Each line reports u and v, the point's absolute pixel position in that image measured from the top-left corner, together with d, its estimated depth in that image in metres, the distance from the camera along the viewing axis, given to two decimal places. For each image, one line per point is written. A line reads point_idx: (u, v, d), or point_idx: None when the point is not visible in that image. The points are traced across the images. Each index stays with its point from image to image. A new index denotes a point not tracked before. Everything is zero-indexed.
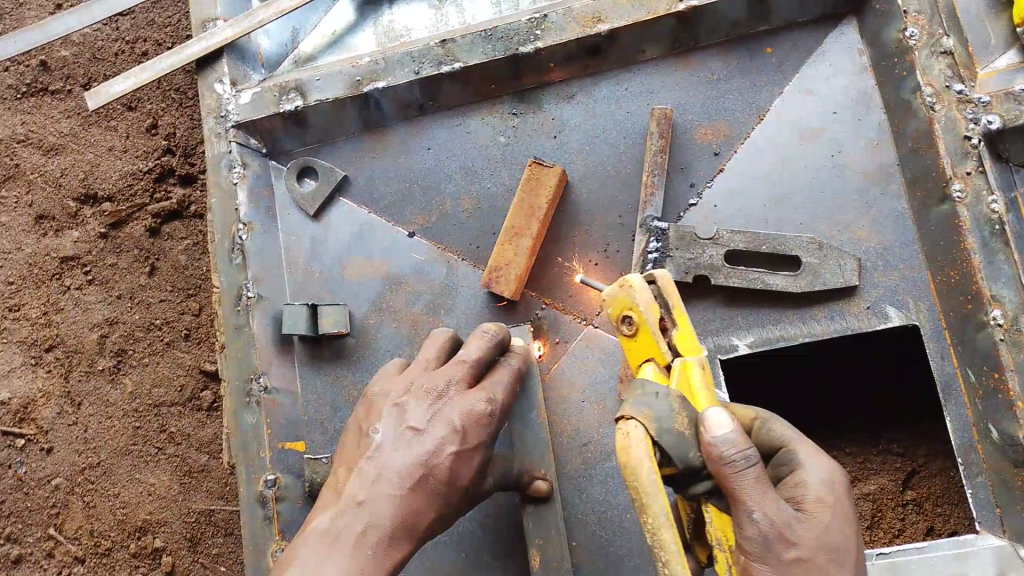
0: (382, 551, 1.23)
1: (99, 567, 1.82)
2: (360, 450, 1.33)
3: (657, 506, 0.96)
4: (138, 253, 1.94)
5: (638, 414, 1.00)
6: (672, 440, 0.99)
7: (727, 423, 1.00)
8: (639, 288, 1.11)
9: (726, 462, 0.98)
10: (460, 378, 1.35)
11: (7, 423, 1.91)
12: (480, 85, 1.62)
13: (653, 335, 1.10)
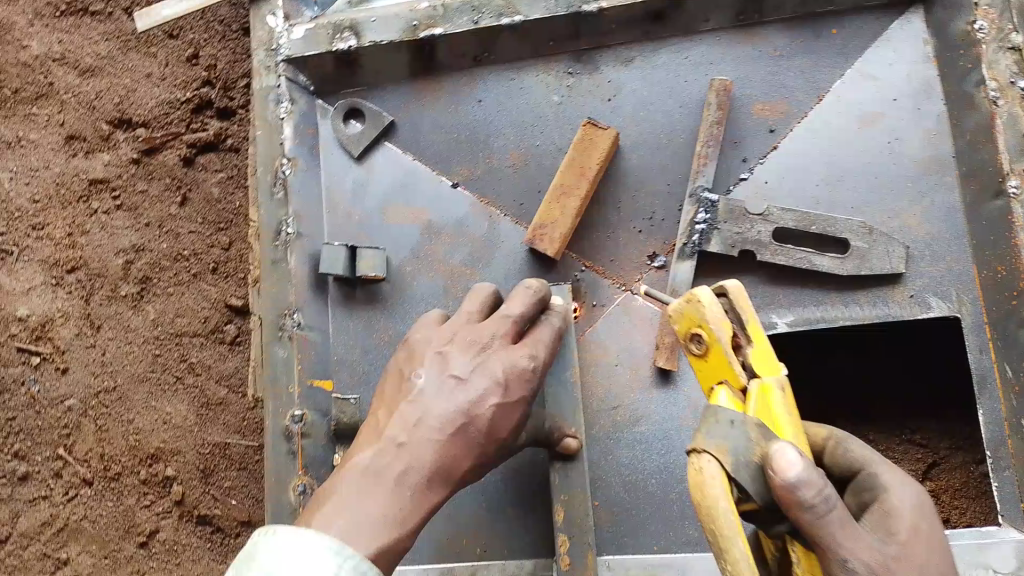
0: (419, 494, 1.21)
1: (107, 491, 1.80)
2: (401, 392, 1.31)
3: (738, 551, 0.91)
4: (170, 183, 1.91)
5: (712, 447, 0.96)
6: (749, 475, 0.94)
7: (799, 459, 0.89)
8: (706, 303, 1.08)
9: (805, 506, 0.89)
10: (505, 333, 1.34)
11: (24, 339, 1.89)
12: (538, 41, 1.60)
13: (724, 357, 1.08)
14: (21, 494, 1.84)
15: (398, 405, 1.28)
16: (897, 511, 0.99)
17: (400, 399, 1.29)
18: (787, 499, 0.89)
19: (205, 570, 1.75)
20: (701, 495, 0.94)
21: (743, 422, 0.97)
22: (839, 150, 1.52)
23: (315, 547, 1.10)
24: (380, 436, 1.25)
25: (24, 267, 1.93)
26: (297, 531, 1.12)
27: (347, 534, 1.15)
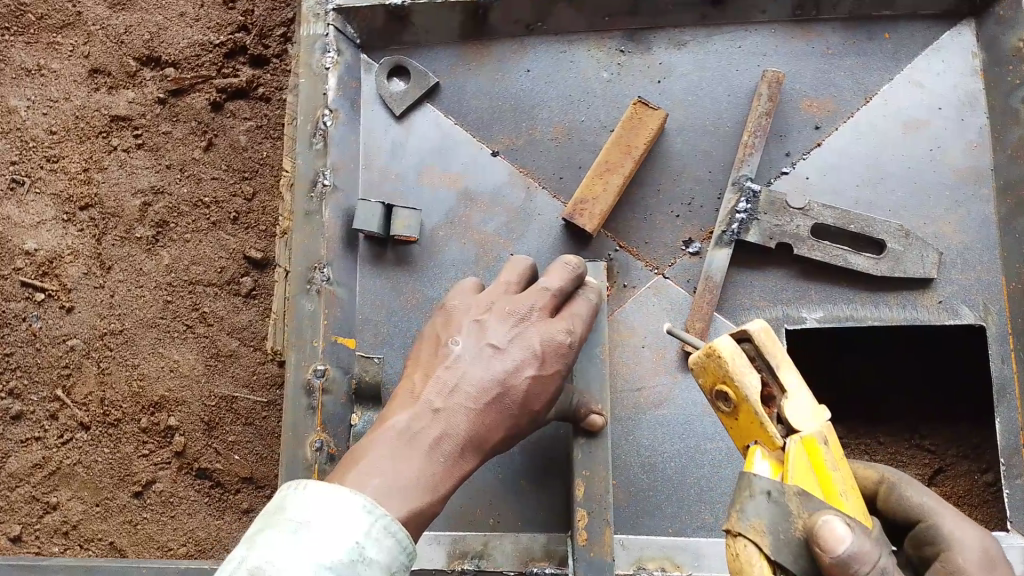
0: (452, 461, 1.18)
1: (104, 438, 1.73)
2: (436, 359, 1.26)
3: None
4: (195, 126, 1.86)
5: (749, 528, 0.97)
6: (792, 553, 0.96)
7: (847, 532, 0.93)
8: (731, 358, 1.03)
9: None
10: (543, 304, 1.30)
11: (30, 274, 1.82)
12: (593, 15, 1.59)
13: (758, 414, 1.04)
14: (13, 433, 1.76)
15: (433, 372, 1.24)
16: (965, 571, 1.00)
17: (435, 364, 1.26)
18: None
19: (201, 525, 1.69)
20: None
21: (779, 493, 0.98)
22: (881, 153, 1.52)
23: (347, 507, 1.05)
24: (416, 400, 1.21)
25: (34, 199, 1.87)
26: (328, 487, 1.06)
27: (382, 492, 1.11)
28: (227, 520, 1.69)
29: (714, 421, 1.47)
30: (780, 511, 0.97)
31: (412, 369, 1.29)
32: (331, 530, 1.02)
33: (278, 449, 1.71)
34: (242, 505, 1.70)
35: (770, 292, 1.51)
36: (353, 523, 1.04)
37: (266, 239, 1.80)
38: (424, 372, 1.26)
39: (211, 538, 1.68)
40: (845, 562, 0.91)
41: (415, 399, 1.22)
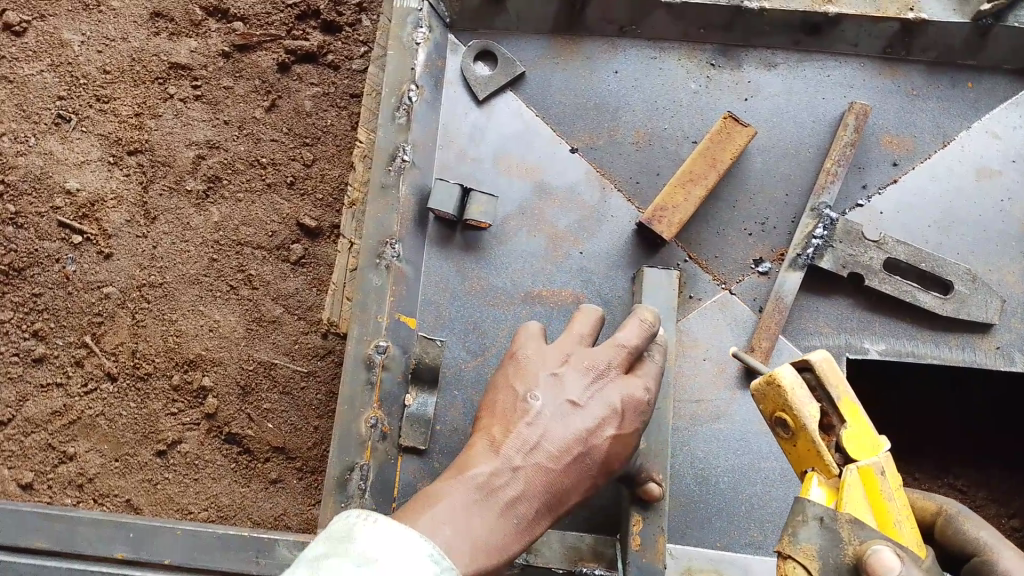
0: (524, 520, 1.12)
1: (131, 391, 1.68)
2: (514, 415, 1.19)
3: None
4: (259, 85, 1.81)
5: (799, 552, 0.93)
6: None
7: (899, 563, 0.87)
8: (792, 386, 1.02)
9: None
10: (619, 362, 1.24)
11: (68, 215, 1.74)
12: (689, 24, 1.61)
13: (813, 443, 1.01)
14: (33, 376, 1.70)
15: (515, 428, 1.17)
16: None
17: (514, 419, 1.18)
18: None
19: (225, 491, 1.64)
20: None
21: (832, 520, 0.93)
22: (953, 198, 1.55)
23: (413, 550, 0.95)
24: (497, 453, 1.14)
25: (80, 138, 1.79)
26: (398, 524, 0.97)
27: (454, 542, 1.04)
28: (252, 488, 1.65)
29: (769, 439, 1.49)
30: (833, 537, 0.92)
31: (488, 420, 1.21)
32: (395, 571, 0.92)
33: (314, 421, 1.68)
34: (270, 475, 1.66)
35: (834, 319, 1.53)
36: (418, 568, 0.94)
37: (322, 208, 1.76)
38: (502, 425, 1.18)
39: (234, 504, 1.64)
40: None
41: (494, 451, 1.15)
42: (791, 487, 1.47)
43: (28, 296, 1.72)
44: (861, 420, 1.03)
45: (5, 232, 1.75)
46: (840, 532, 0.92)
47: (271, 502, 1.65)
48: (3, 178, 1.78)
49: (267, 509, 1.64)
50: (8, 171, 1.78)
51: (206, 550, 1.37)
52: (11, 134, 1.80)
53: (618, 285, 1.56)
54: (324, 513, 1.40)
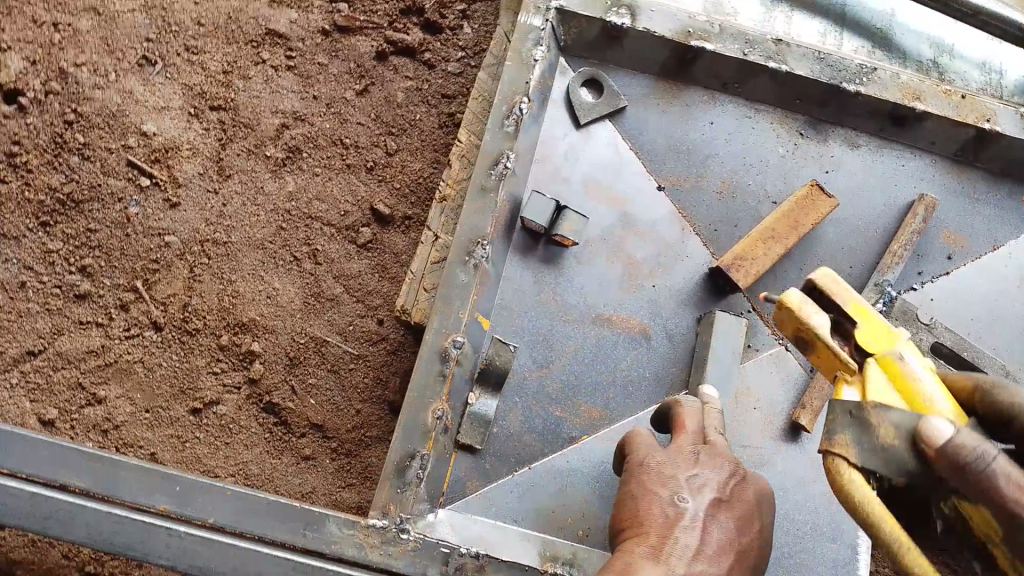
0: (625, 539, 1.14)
1: (175, 343, 1.64)
2: (670, 520, 1.15)
3: (890, 533, 0.93)
4: (353, 68, 1.83)
5: (834, 444, 0.99)
6: (881, 459, 0.95)
7: (941, 428, 0.91)
8: (795, 303, 1.11)
9: (966, 465, 0.88)
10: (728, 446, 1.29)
11: (140, 156, 1.71)
12: (788, 94, 1.70)
13: (833, 351, 1.09)
14: (72, 312, 1.63)
15: (672, 536, 1.13)
16: None
17: (669, 527, 1.14)
18: (948, 474, 0.89)
19: (256, 460, 1.61)
20: (849, 502, 0.96)
21: (859, 409, 0.98)
22: (997, 298, 1.67)
23: None
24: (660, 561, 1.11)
25: (162, 84, 1.76)
26: None
27: None
28: (283, 461, 1.62)
29: (808, 494, 1.55)
30: (863, 423, 0.97)
31: (639, 531, 1.15)
32: None
33: (356, 404, 1.67)
34: (303, 451, 1.63)
35: None
36: None
37: (396, 197, 1.77)
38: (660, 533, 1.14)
39: (264, 475, 1.60)
40: (943, 457, 0.90)
41: None
42: (823, 542, 1.53)
43: (81, 231, 1.66)
44: (868, 314, 1.09)
45: (69, 161, 1.68)
46: (868, 420, 0.97)
47: (300, 478, 1.62)
48: (75, 108, 1.71)
49: (295, 485, 1.61)
50: (82, 102, 1.72)
51: (255, 515, 1.33)
52: (91, 65, 1.75)
53: (683, 322, 1.61)
54: (380, 496, 1.39)
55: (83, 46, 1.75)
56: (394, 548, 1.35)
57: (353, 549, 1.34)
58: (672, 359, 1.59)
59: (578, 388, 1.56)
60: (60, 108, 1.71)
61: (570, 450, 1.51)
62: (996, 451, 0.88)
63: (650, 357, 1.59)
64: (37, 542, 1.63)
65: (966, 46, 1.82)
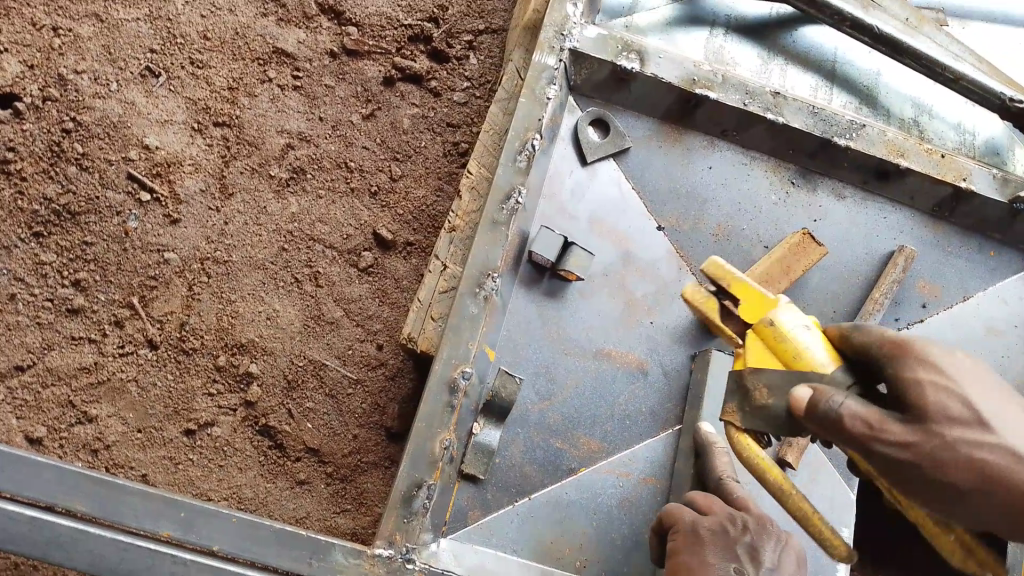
0: None
1: (171, 362, 1.61)
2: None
3: (772, 476, 1.22)
4: (360, 92, 1.84)
5: (728, 415, 1.26)
6: (762, 421, 1.21)
7: (801, 394, 1.13)
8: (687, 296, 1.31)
9: (814, 419, 1.12)
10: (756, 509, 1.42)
11: (140, 170, 1.68)
12: (783, 145, 1.78)
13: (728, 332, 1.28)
14: (64, 327, 1.59)
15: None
16: (925, 398, 1.12)
17: None
18: (819, 427, 1.11)
19: (250, 484, 1.60)
20: (750, 467, 1.24)
21: (743, 384, 1.23)
22: (966, 346, 1.78)
23: None
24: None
25: (166, 97, 1.73)
26: None
27: None
28: (278, 485, 1.61)
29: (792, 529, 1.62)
30: (747, 394, 1.22)
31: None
32: None
33: (353, 429, 1.67)
34: (298, 476, 1.62)
35: None
36: None
37: (399, 223, 1.79)
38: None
39: (258, 498, 1.59)
40: (809, 415, 1.12)
41: None
42: None
43: (76, 243, 1.63)
44: (746, 288, 1.25)
45: (66, 171, 1.64)
46: (748, 389, 1.22)
47: (294, 503, 1.61)
48: (74, 116, 1.67)
49: (289, 509, 1.60)
50: (82, 111, 1.68)
51: (261, 543, 1.32)
52: (92, 74, 1.71)
53: (678, 359, 1.67)
54: (386, 524, 1.39)
55: (83, 54, 1.72)
56: None
57: None
58: (667, 395, 1.65)
59: (578, 420, 1.59)
60: (58, 115, 1.66)
61: (569, 480, 1.56)
62: (837, 398, 1.11)
63: (647, 392, 1.64)
64: (20, 563, 1.58)
65: (945, 109, 1.95)
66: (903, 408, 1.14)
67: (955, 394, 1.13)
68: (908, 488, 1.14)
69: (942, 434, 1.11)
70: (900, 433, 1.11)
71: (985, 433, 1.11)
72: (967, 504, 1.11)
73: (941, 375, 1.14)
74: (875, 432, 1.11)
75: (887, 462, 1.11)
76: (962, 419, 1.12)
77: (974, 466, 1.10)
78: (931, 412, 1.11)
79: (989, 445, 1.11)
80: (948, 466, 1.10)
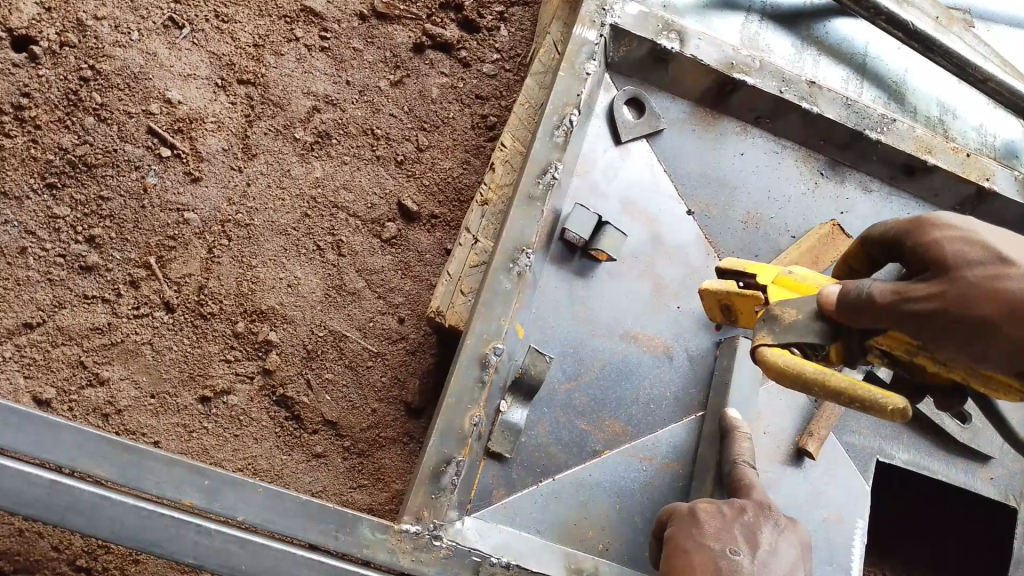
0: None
1: (188, 326, 1.56)
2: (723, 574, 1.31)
3: (811, 369, 1.14)
4: (389, 57, 1.80)
5: (761, 339, 1.22)
6: (797, 332, 1.19)
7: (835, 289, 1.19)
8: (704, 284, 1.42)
9: (847, 301, 1.14)
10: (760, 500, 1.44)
11: (161, 124, 1.62)
12: (815, 134, 1.78)
13: (743, 296, 1.36)
14: (77, 286, 1.53)
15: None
16: (942, 252, 1.12)
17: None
18: (851, 315, 1.14)
19: (266, 454, 1.55)
20: (786, 371, 1.15)
21: (770, 314, 1.23)
22: None
23: None
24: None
25: (188, 50, 1.67)
26: None
27: None
28: (293, 458, 1.57)
29: (808, 518, 1.62)
30: (774, 319, 1.22)
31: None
32: None
33: (373, 403, 1.63)
34: (314, 449, 1.58)
35: (873, 424, 1.71)
36: None
37: (424, 194, 1.75)
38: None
39: (274, 470, 1.54)
40: (840, 304, 1.15)
41: None
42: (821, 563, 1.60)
43: (93, 198, 1.57)
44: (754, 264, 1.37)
45: (83, 121, 1.59)
46: (775, 314, 1.22)
47: (311, 476, 1.57)
48: (93, 64, 1.61)
49: (305, 482, 1.56)
50: (102, 59, 1.62)
51: (289, 516, 1.28)
52: (112, 20, 1.64)
53: (703, 345, 1.66)
54: (414, 498, 1.37)
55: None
56: (426, 555, 1.33)
57: (383, 554, 1.31)
58: (691, 380, 1.64)
59: (603, 402, 1.58)
60: (76, 62, 1.61)
61: (593, 462, 1.54)
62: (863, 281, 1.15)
63: (671, 377, 1.63)
64: (26, 530, 1.53)
65: (967, 110, 1.96)
66: (928, 270, 1.13)
67: (971, 240, 1.11)
68: (945, 343, 1.09)
69: (964, 278, 1.08)
70: (924, 287, 1.10)
71: (1010, 269, 1.06)
72: (1006, 344, 1.04)
73: (956, 229, 1.13)
74: (903, 292, 1.10)
75: (919, 320, 1.09)
76: (984, 263, 1.08)
77: (1002, 301, 1.05)
78: (949, 262, 1.10)
79: (1015, 279, 1.05)
80: (974, 304, 1.06)
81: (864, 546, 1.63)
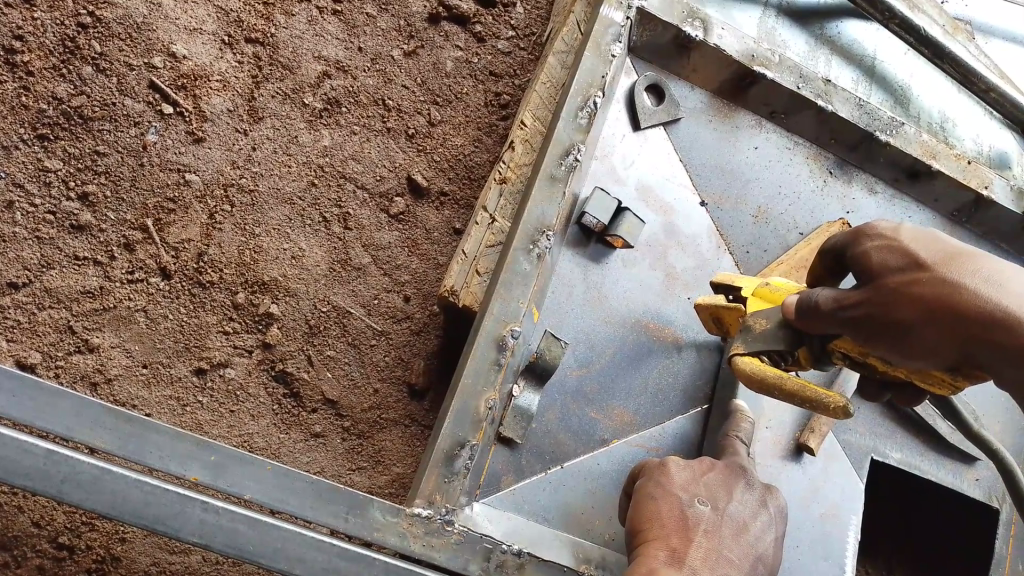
0: (647, 556, 1.25)
1: (184, 295, 1.59)
2: (687, 523, 1.29)
3: (771, 374, 1.19)
4: (402, 26, 1.87)
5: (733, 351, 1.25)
6: (762, 342, 1.22)
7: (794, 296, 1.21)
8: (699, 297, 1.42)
9: (801, 312, 1.16)
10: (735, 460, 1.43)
11: (164, 80, 1.66)
12: (827, 133, 1.79)
13: (730, 308, 1.35)
14: (67, 245, 1.56)
15: (693, 539, 1.27)
16: (867, 261, 1.12)
17: (689, 530, 1.28)
18: (806, 323, 1.16)
19: (262, 432, 1.57)
20: (752, 377, 1.20)
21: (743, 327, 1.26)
22: None
23: None
24: (680, 565, 1.24)
25: (195, 4, 1.72)
26: None
27: None
28: (292, 437, 1.59)
29: (807, 513, 1.61)
30: (748, 329, 1.25)
31: (659, 534, 1.28)
32: None
33: (374, 382, 1.67)
34: (314, 429, 1.61)
35: (870, 424, 1.73)
36: None
37: (434, 170, 1.82)
38: (680, 537, 1.27)
39: (270, 449, 1.56)
40: (797, 311, 1.17)
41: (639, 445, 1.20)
42: (816, 559, 1.59)
43: (87, 152, 1.60)
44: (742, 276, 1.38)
45: (81, 70, 1.62)
46: (749, 323, 1.25)
47: (308, 457, 1.59)
48: (92, 11, 1.64)
49: (302, 463, 1.58)
50: (103, 6, 1.65)
51: (295, 495, 1.17)
52: None
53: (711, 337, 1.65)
54: (426, 484, 1.31)
55: None
56: (436, 540, 1.28)
57: (392, 538, 1.25)
58: (698, 373, 1.63)
59: (612, 391, 1.55)
60: (75, 7, 1.64)
61: (600, 451, 1.52)
62: (813, 290, 1.16)
63: (678, 369, 1.61)
64: (2, 505, 1.47)
65: (971, 120, 2.00)
66: (861, 278, 1.13)
67: (894, 248, 1.10)
68: (881, 347, 1.08)
69: (888, 284, 1.08)
70: (856, 294, 1.10)
71: (924, 272, 1.05)
72: (931, 343, 1.03)
73: (880, 237, 1.13)
74: (836, 302, 1.11)
75: (854, 327, 1.09)
76: (905, 268, 1.07)
77: (918, 303, 1.03)
78: (874, 270, 1.10)
79: (931, 281, 1.03)
80: (898, 308, 1.05)
81: (858, 541, 1.63)
